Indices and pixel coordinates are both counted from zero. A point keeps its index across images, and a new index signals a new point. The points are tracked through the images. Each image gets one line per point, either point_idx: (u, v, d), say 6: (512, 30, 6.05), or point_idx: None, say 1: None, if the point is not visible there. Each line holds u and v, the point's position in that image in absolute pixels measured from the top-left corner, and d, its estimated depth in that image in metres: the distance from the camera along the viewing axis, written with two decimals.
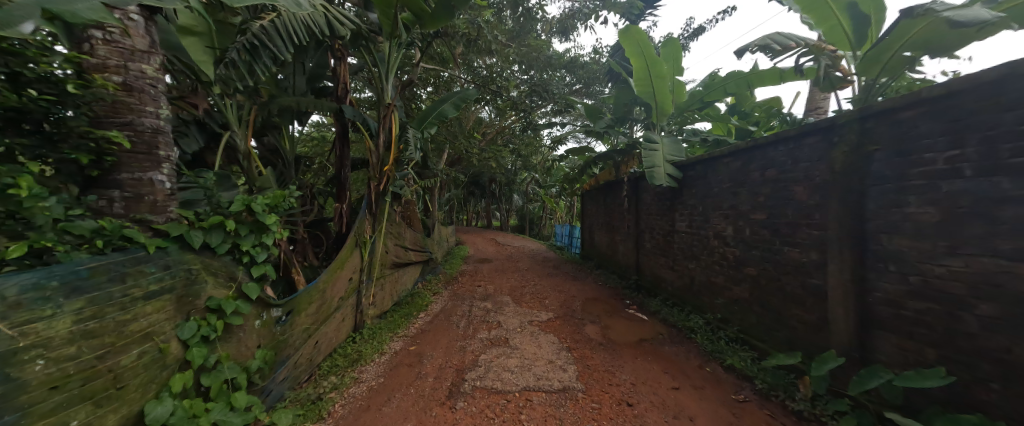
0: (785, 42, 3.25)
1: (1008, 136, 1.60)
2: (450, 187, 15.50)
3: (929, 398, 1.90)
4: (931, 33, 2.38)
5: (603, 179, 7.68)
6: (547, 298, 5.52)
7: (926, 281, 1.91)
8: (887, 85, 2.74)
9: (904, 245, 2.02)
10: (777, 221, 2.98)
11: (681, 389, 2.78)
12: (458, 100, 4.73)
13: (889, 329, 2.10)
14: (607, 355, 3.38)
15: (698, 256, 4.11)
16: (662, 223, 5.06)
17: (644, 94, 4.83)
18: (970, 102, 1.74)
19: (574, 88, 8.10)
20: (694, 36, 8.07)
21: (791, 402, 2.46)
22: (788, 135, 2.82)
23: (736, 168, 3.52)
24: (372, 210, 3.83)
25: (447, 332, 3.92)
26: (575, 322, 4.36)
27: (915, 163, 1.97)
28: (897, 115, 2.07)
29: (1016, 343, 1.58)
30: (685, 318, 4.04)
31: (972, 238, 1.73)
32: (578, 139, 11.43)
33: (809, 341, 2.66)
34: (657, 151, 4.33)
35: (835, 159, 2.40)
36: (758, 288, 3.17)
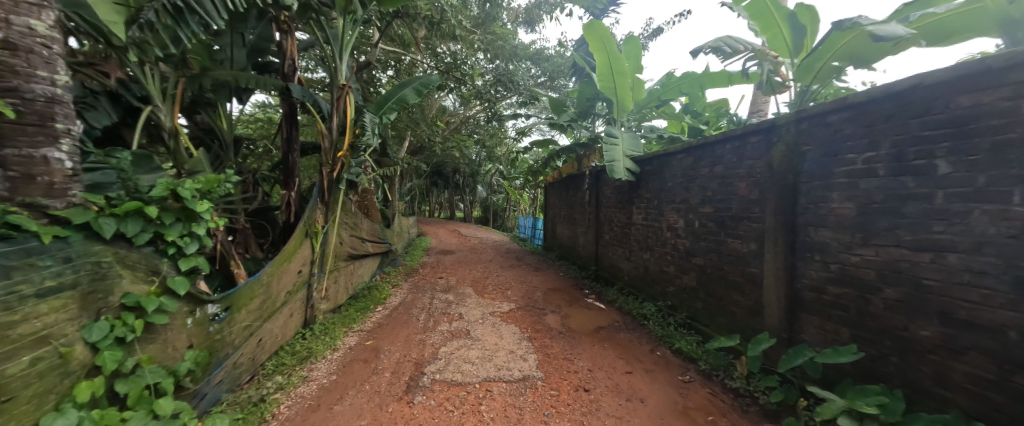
0: (735, 45, 3.45)
1: (913, 141, 1.82)
2: (412, 176, 15.05)
3: (843, 372, 2.14)
4: (855, 46, 2.64)
5: (566, 172, 7.82)
6: (509, 289, 5.56)
7: (844, 269, 2.15)
8: (817, 92, 3.01)
9: (828, 236, 2.25)
10: (723, 215, 3.19)
11: (634, 373, 2.93)
12: (420, 85, 4.52)
13: (812, 312, 2.35)
14: (566, 344, 3.48)
15: (652, 247, 4.34)
16: (621, 216, 5.26)
17: (607, 89, 4.94)
18: (886, 108, 1.95)
19: (540, 80, 8.14)
20: (654, 36, 8.41)
21: (729, 380, 2.69)
22: (733, 134, 3.03)
23: (688, 164, 3.73)
24: (325, 199, 3.59)
25: (408, 325, 3.82)
26: (537, 312, 4.44)
27: (839, 163, 2.19)
28: (826, 118, 2.29)
29: (911, 321, 1.82)
30: (639, 306, 4.25)
31: (881, 231, 1.95)
32: (542, 131, 11.52)
33: (746, 324, 2.91)
34: (617, 145, 4.45)
35: (774, 157, 2.61)
36: (704, 277, 3.40)
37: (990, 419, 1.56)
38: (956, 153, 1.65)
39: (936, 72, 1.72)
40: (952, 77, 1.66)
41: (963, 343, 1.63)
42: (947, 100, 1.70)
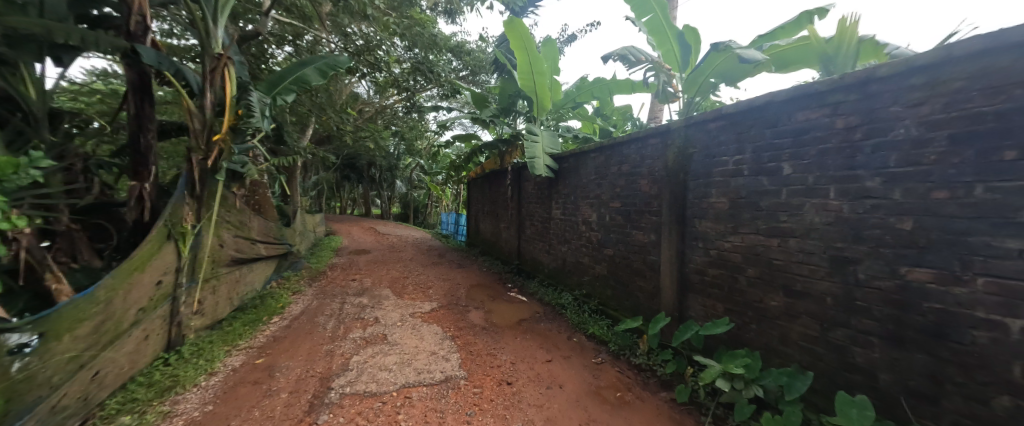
0: (638, 55, 3.81)
1: (768, 148, 2.22)
2: (318, 168, 13.46)
3: (719, 341, 2.53)
4: (727, 67, 3.14)
5: (489, 167, 7.83)
6: (431, 288, 5.35)
7: (720, 253, 2.54)
8: (699, 103, 3.51)
9: (709, 227, 2.63)
10: (629, 209, 3.52)
11: (553, 361, 3.07)
12: (325, 65, 3.99)
13: (698, 292, 2.73)
14: (489, 339, 3.49)
15: (569, 240, 4.61)
16: (541, 211, 5.47)
17: (527, 87, 5.05)
18: (749, 120, 2.35)
19: (461, 73, 7.99)
20: (569, 41, 8.93)
21: (634, 358, 2.99)
22: (637, 136, 3.35)
23: (600, 162, 4.02)
24: (196, 193, 2.97)
25: (312, 336, 3.39)
26: (460, 309, 4.37)
27: (717, 164, 2.58)
28: (707, 126, 2.67)
29: (766, 294, 2.23)
30: (558, 297, 4.49)
31: (746, 221, 2.35)
32: (465, 126, 11.35)
33: (647, 306, 3.27)
34: (537, 142, 4.59)
35: (669, 158, 2.97)
36: (613, 266, 3.72)
37: (814, 367, 1.97)
38: (795, 158, 2.06)
39: (781, 91, 2.12)
40: (793, 97, 2.06)
41: (799, 308, 2.04)
42: (790, 115, 2.10)
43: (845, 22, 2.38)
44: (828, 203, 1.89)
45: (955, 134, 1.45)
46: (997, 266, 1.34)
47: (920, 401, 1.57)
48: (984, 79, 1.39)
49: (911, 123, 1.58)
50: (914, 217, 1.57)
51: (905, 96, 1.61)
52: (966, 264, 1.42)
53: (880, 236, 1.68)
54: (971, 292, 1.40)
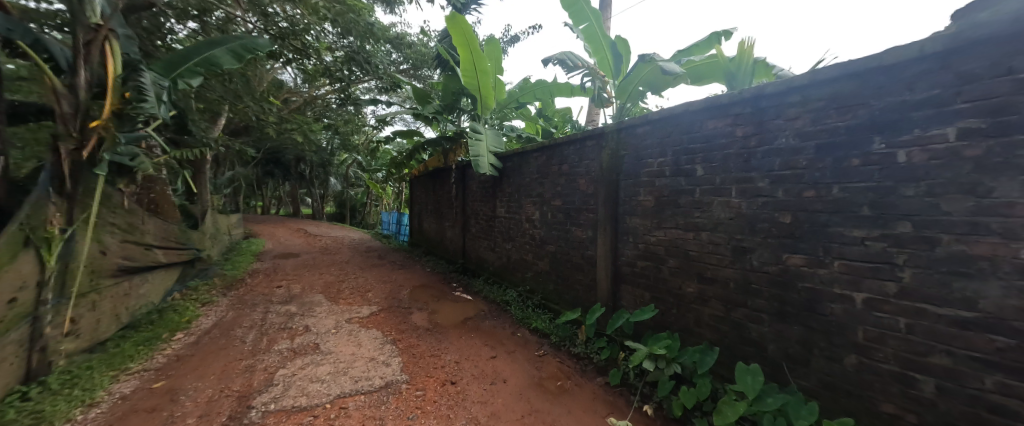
0: (575, 61, 4.00)
1: (686, 152, 2.49)
2: (234, 162, 11.93)
3: (646, 326, 2.79)
4: (652, 77, 3.45)
5: (432, 165, 7.65)
6: (370, 291, 5.09)
7: (647, 247, 2.79)
8: (630, 109, 3.81)
9: (637, 223, 2.88)
10: (568, 207, 3.70)
11: (497, 357, 3.13)
12: (240, 47, 3.53)
13: (628, 282, 2.98)
14: (432, 340, 3.44)
15: (513, 238, 4.70)
16: (485, 210, 5.49)
17: (470, 85, 5.03)
18: (670, 126, 2.62)
19: (401, 66, 7.64)
20: (512, 42, 9.05)
21: (573, 347, 3.17)
22: (575, 138, 3.54)
23: (542, 162, 4.15)
24: (67, 193, 2.50)
25: (226, 352, 3.01)
26: (402, 312, 4.22)
27: (644, 165, 2.83)
28: (636, 130, 2.91)
29: (684, 282, 2.50)
30: (502, 294, 4.56)
31: (668, 217, 2.61)
32: (407, 122, 10.93)
33: (585, 298, 3.47)
34: (481, 141, 4.60)
35: (604, 159, 3.18)
36: (555, 261, 3.88)
37: (720, 343, 2.26)
38: (706, 161, 2.34)
39: (695, 102, 2.39)
40: (704, 107, 2.34)
41: (710, 293, 2.32)
42: (702, 123, 2.38)
43: (743, 45, 2.77)
44: (731, 200, 2.18)
45: (819, 144, 1.77)
46: (848, 250, 1.66)
47: (796, 364, 1.87)
48: (838, 100, 1.71)
49: (789, 134, 1.90)
50: (791, 212, 1.88)
51: (785, 111, 1.92)
52: (827, 249, 1.73)
53: (768, 228, 1.99)
54: (831, 272, 1.72)
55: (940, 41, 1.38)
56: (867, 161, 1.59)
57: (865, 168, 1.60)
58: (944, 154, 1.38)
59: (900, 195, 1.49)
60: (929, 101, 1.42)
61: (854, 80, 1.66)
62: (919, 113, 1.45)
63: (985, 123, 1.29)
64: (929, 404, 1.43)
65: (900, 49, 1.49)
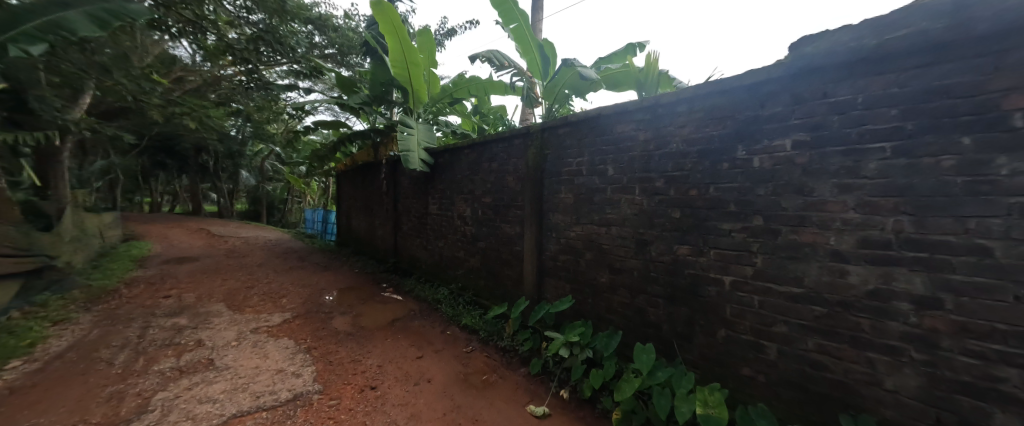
0: (503, 60, 4.06)
1: (600, 153, 2.68)
2: (107, 149, 9.88)
3: (566, 315, 2.96)
4: (575, 81, 3.65)
5: (361, 159, 7.19)
6: (285, 297, 4.62)
7: (567, 241, 2.96)
8: (556, 110, 3.99)
9: (559, 219, 3.04)
10: (497, 204, 3.76)
11: (424, 357, 3.08)
12: (105, 11, 2.88)
13: (551, 275, 3.13)
14: (354, 345, 3.26)
15: (445, 235, 4.64)
16: (417, 207, 5.32)
17: (401, 77, 4.83)
18: (586, 128, 2.80)
19: (326, 51, 6.93)
20: (448, 36, 8.86)
21: (500, 341, 3.24)
22: (503, 136, 3.60)
23: (473, 159, 4.15)
24: None
25: (86, 378, 2.51)
26: (321, 318, 3.93)
27: (565, 164, 2.99)
28: (557, 131, 3.06)
29: (598, 273, 2.71)
30: (434, 292, 4.48)
31: (585, 213, 2.80)
32: (334, 112, 10.09)
33: (513, 292, 3.57)
34: (412, 135, 4.46)
35: (529, 157, 3.29)
36: (485, 257, 3.93)
37: (626, 327, 2.50)
38: (616, 162, 2.55)
39: (606, 107, 2.59)
40: (613, 112, 2.55)
41: (619, 282, 2.55)
42: (612, 127, 2.60)
43: (650, 58, 3.07)
44: (635, 198, 2.41)
45: (700, 150, 2.04)
46: (720, 241, 1.95)
47: (682, 340, 2.15)
48: (714, 112, 1.98)
49: (679, 140, 2.15)
50: (680, 208, 2.14)
51: (677, 119, 2.17)
52: (706, 240, 2.01)
53: (663, 223, 2.24)
54: (708, 260, 2.00)
55: (781, 67, 1.68)
56: (734, 165, 1.88)
57: (732, 171, 1.89)
58: (784, 161, 1.68)
59: (755, 194, 1.79)
60: (774, 117, 1.73)
61: (726, 95, 1.93)
62: (769, 126, 1.75)
63: (810, 137, 1.60)
64: (774, 365, 1.74)
65: (756, 72, 1.78)
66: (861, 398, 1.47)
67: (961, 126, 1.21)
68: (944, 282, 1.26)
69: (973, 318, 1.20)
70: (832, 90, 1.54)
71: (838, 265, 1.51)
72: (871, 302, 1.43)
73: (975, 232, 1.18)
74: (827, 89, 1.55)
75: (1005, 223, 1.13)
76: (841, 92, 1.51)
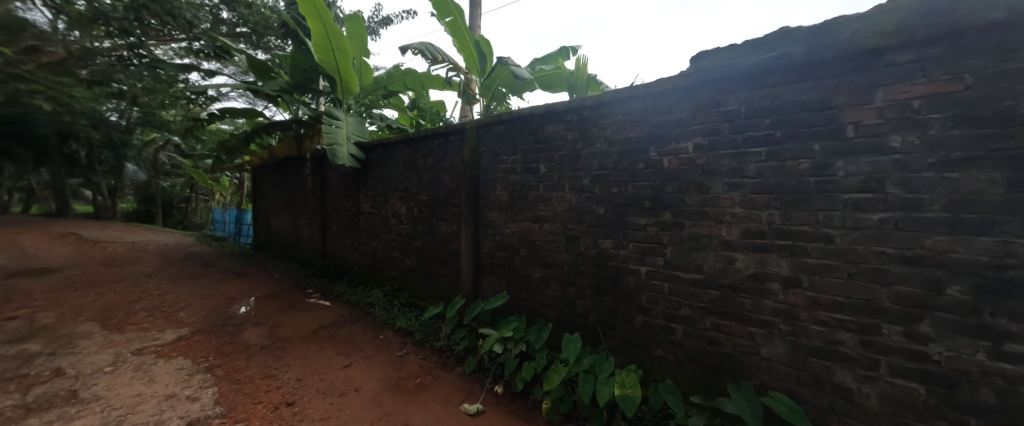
0: (438, 54, 3.96)
1: (533, 151, 2.75)
2: None
3: (501, 311, 2.99)
4: (510, 80, 3.70)
5: (282, 153, 6.48)
6: (183, 310, 4.00)
7: (502, 238, 2.99)
8: (493, 108, 4.01)
9: (495, 216, 3.06)
10: (433, 202, 3.66)
11: (352, 365, 2.89)
12: None
13: (488, 273, 3.14)
14: (269, 360, 2.94)
15: (379, 235, 4.39)
16: (347, 205, 4.95)
17: (327, 65, 4.45)
18: (520, 126, 2.84)
19: (238, 30, 6.02)
20: (382, 24, 8.37)
21: (435, 342, 3.15)
22: (439, 131, 3.51)
23: (407, 155, 3.98)
24: None
25: None
26: (229, 332, 3.47)
27: (499, 162, 3.01)
28: (492, 128, 3.07)
29: (531, 268, 2.78)
30: (366, 295, 4.22)
31: (519, 210, 2.85)
32: (248, 99, 8.94)
33: (449, 291, 3.51)
34: (340, 128, 4.15)
35: (465, 154, 3.25)
36: (422, 257, 3.80)
37: (557, 319, 2.60)
38: (547, 160, 2.64)
39: (538, 107, 2.65)
40: (544, 112, 2.62)
41: (550, 276, 2.64)
42: (543, 126, 2.67)
43: (580, 62, 3.23)
44: (565, 195, 2.51)
45: (620, 150, 2.19)
46: (637, 235, 2.12)
47: (606, 328, 2.30)
48: (632, 116, 2.14)
49: (602, 141, 2.29)
50: (603, 205, 2.29)
51: (600, 121, 2.31)
52: (625, 234, 2.17)
53: (589, 218, 2.37)
54: (627, 252, 2.17)
55: (684, 77, 1.87)
56: (647, 165, 2.05)
57: (646, 170, 2.06)
58: (687, 162, 1.88)
59: (664, 192, 1.98)
60: (679, 122, 1.92)
61: (641, 100, 2.10)
62: (675, 131, 1.94)
63: (706, 141, 1.81)
64: (680, 344, 1.95)
65: (665, 80, 1.96)
66: (745, 366, 1.71)
67: (812, 136, 1.47)
68: (803, 264, 1.51)
69: (821, 293, 1.46)
70: (723, 100, 1.75)
71: (729, 254, 1.73)
72: (751, 284, 1.67)
73: (823, 223, 1.44)
74: (719, 100, 1.77)
75: (842, 215, 1.39)
76: (729, 102, 1.73)
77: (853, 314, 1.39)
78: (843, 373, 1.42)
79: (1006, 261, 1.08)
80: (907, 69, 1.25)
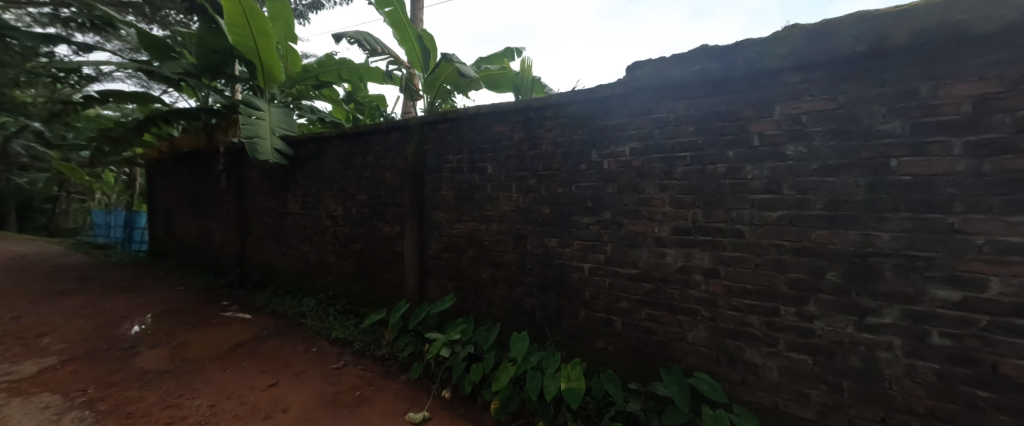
0: (377, 45, 3.73)
1: (479, 151, 2.72)
2: None
3: (448, 314, 2.92)
4: (455, 78, 3.63)
5: (188, 145, 5.61)
6: (51, 336, 3.26)
7: (449, 239, 2.93)
8: (438, 106, 3.91)
9: (441, 216, 2.97)
10: (373, 202, 3.44)
11: (279, 383, 2.61)
12: None
13: (434, 275, 3.04)
14: (173, 386, 2.53)
15: (310, 238, 4.01)
16: (272, 205, 4.45)
17: (245, 48, 3.95)
18: (466, 125, 2.80)
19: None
20: (313, 8, 7.67)
21: (377, 350, 2.97)
22: (379, 127, 3.31)
23: (344, 151, 3.69)
24: None
25: None
26: (118, 357, 2.91)
27: (445, 161, 2.93)
28: (436, 125, 2.98)
29: (479, 268, 2.75)
30: (295, 304, 3.83)
31: (466, 210, 2.80)
32: (141, 81, 7.57)
33: (392, 296, 3.33)
34: (261, 120, 3.72)
35: (408, 152, 3.11)
36: (361, 261, 3.56)
37: (505, 318, 2.61)
38: (493, 160, 2.63)
39: (484, 106, 2.63)
40: (490, 112, 2.61)
41: (498, 275, 2.64)
42: (489, 126, 2.66)
43: (525, 65, 3.28)
44: (512, 195, 2.53)
45: (564, 152, 2.27)
46: (580, 233, 2.21)
47: (552, 324, 2.37)
48: (575, 119, 2.23)
49: (547, 143, 2.35)
50: (549, 204, 2.35)
51: (545, 123, 2.36)
52: (570, 233, 2.25)
53: (536, 218, 2.41)
54: (572, 250, 2.25)
55: (621, 84, 1.99)
56: (589, 167, 2.15)
57: (588, 172, 2.16)
58: (624, 164, 2.01)
59: (605, 192, 2.09)
60: (618, 126, 2.05)
61: (582, 104, 2.19)
62: (613, 135, 2.06)
63: (640, 145, 1.95)
64: (619, 335, 2.07)
65: (605, 87, 2.07)
66: (675, 352, 1.88)
67: (727, 144, 1.66)
68: (721, 257, 1.70)
69: (736, 282, 1.66)
70: (654, 108, 1.91)
71: (662, 250, 1.89)
72: (680, 277, 1.83)
73: (737, 220, 1.64)
74: (651, 107, 1.92)
75: (751, 213, 1.60)
76: (660, 110, 1.89)
77: (760, 299, 1.59)
78: (752, 351, 1.63)
79: (867, 250, 1.33)
80: (797, 89, 1.48)
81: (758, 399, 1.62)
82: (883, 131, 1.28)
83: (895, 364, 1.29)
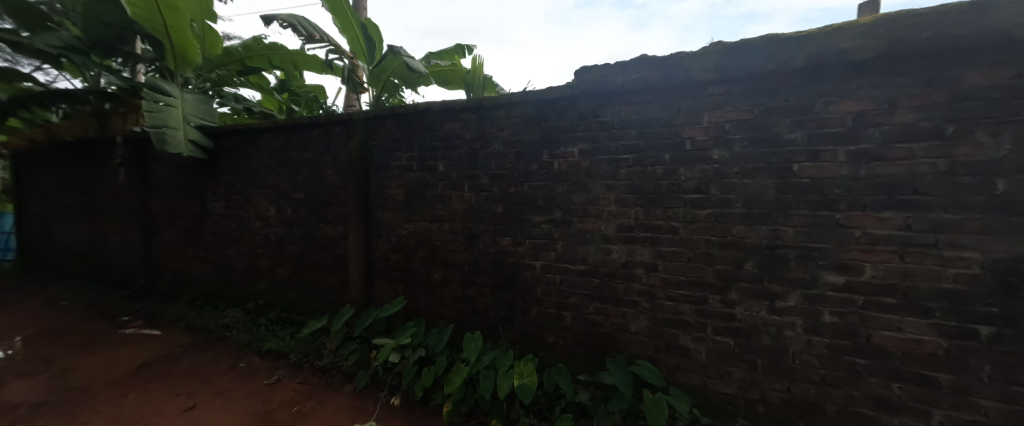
0: (315, 32, 3.46)
1: (429, 148, 2.64)
2: None
3: (397, 317, 2.80)
4: (403, 72, 3.49)
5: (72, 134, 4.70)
6: None
7: (398, 239, 2.80)
8: (385, 101, 3.73)
9: (389, 216, 2.84)
10: (312, 200, 3.18)
11: (198, 406, 2.31)
12: None
13: (381, 277, 2.90)
14: (55, 421, 2.11)
15: (236, 241, 3.59)
16: (187, 204, 3.90)
17: (149, 23, 3.42)
18: (416, 122, 2.70)
19: None
20: None
21: (317, 360, 2.75)
22: (319, 120, 3.07)
23: (276, 145, 3.36)
24: None
25: None
26: None
27: (393, 158, 2.80)
28: (384, 121, 2.83)
29: (430, 269, 2.68)
30: (218, 316, 3.40)
31: (416, 209, 2.71)
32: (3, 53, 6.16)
33: (334, 301, 3.11)
34: (172, 107, 3.24)
35: (352, 148, 2.91)
36: (298, 265, 3.27)
37: (457, 319, 2.57)
38: (445, 158, 2.57)
39: (435, 102, 2.56)
40: (442, 108, 2.55)
41: (450, 276, 2.59)
42: (441, 123, 2.59)
43: (476, 63, 3.26)
44: (464, 194, 2.50)
45: (517, 152, 2.29)
46: (532, 232, 2.25)
47: (505, 322, 2.38)
48: (527, 120, 2.26)
49: (500, 142, 2.36)
50: (502, 204, 2.35)
51: (497, 122, 2.37)
52: (522, 232, 2.28)
53: (488, 217, 2.41)
54: (524, 249, 2.28)
55: (570, 87, 2.06)
56: (541, 166, 2.20)
57: (540, 172, 2.21)
58: (573, 165, 2.09)
59: (556, 191, 2.15)
60: (568, 128, 2.11)
61: (534, 105, 2.23)
62: (564, 136, 2.13)
63: (588, 147, 2.04)
64: (569, 329, 2.15)
65: (555, 89, 2.12)
66: (620, 342, 1.99)
67: (664, 147, 1.80)
68: (660, 252, 1.84)
69: (672, 275, 1.81)
70: (601, 112, 2.00)
71: (609, 247, 1.99)
72: (624, 271, 1.95)
73: (673, 218, 1.78)
74: (598, 111, 2.01)
75: (684, 211, 1.75)
76: (606, 114, 1.99)
77: (693, 290, 1.75)
78: (685, 337, 1.79)
79: (777, 243, 1.52)
80: (721, 99, 1.65)
81: (691, 380, 1.78)
82: (788, 140, 1.48)
83: (798, 340, 1.50)
